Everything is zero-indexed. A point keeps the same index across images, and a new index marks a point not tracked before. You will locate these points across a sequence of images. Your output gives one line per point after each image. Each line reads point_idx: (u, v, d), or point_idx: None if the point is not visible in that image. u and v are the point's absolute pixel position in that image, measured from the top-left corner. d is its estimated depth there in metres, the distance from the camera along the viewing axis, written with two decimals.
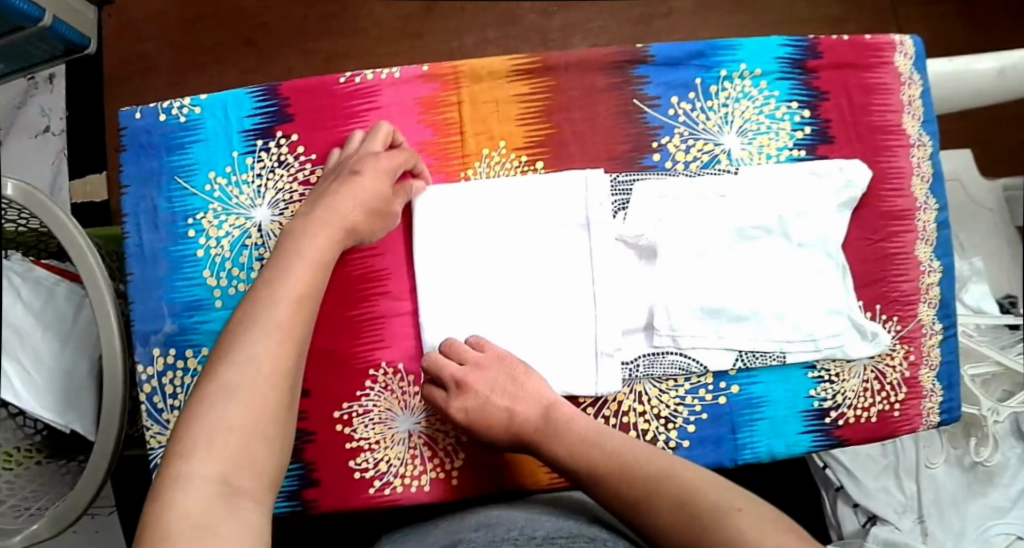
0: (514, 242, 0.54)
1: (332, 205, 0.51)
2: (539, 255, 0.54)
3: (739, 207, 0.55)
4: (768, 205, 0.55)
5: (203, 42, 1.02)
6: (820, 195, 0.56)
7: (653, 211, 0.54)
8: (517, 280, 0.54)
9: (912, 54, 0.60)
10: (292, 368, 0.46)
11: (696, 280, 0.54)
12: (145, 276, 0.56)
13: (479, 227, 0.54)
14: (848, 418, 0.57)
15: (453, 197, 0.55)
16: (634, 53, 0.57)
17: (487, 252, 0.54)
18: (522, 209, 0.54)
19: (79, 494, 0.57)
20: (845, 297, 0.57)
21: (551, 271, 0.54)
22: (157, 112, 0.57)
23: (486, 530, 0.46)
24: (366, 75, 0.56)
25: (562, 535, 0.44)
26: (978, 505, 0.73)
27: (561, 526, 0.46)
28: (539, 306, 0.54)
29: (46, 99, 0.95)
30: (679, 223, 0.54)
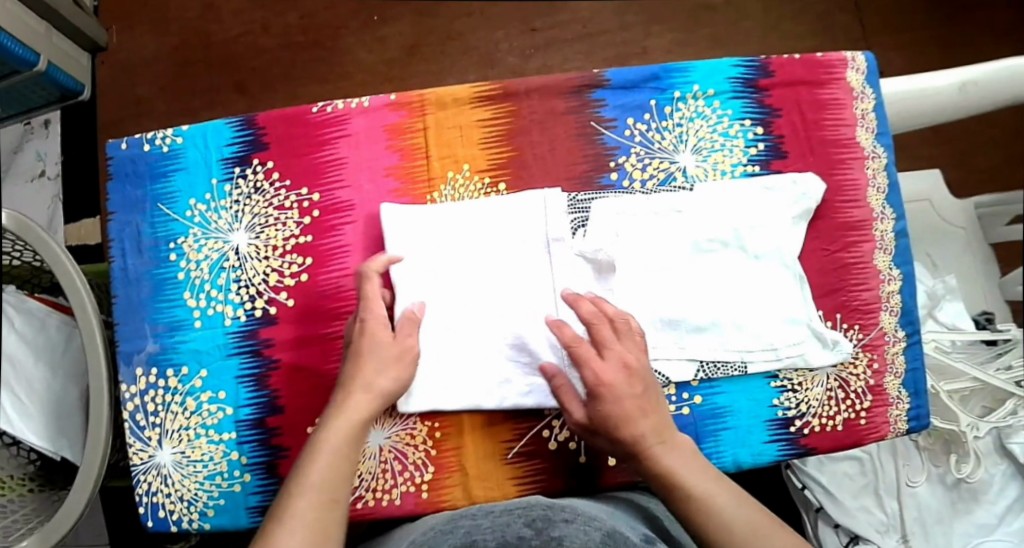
0: (478, 261, 0.56)
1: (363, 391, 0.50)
2: (502, 272, 0.56)
3: (695, 221, 0.57)
4: (723, 219, 0.57)
5: (195, 86, 1.07)
6: (775, 207, 0.58)
7: (608, 226, 0.57)
8: (474, 295, 0.56)
9: (864, 69, 0.63)
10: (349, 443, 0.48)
11: (655, 292, 0.56)
12: (129, 298, 0.59)
13: (438, 244, 0.56)
14: (814, 427, 0.58)
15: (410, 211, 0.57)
16: (590, 79, 0.60)
17: (446, 268, 0.56)
18: (485, 229, 0.56)
19: (64, 514, 0.59)
20: (805, 306, 0.58)
21: (512, 287, 0.56)
22: (141, 142, 0.61)
23: (447, 517, 0.49)
24: (337, 104, 0.60)
25: (520, 506, 0.48)
26: (963, 523, 0.73)
27: (520, 501, 0.50)
28: (503, 323, 0.55)
29: (42, 143, 1.03)
30: (637, 238, 0.57)
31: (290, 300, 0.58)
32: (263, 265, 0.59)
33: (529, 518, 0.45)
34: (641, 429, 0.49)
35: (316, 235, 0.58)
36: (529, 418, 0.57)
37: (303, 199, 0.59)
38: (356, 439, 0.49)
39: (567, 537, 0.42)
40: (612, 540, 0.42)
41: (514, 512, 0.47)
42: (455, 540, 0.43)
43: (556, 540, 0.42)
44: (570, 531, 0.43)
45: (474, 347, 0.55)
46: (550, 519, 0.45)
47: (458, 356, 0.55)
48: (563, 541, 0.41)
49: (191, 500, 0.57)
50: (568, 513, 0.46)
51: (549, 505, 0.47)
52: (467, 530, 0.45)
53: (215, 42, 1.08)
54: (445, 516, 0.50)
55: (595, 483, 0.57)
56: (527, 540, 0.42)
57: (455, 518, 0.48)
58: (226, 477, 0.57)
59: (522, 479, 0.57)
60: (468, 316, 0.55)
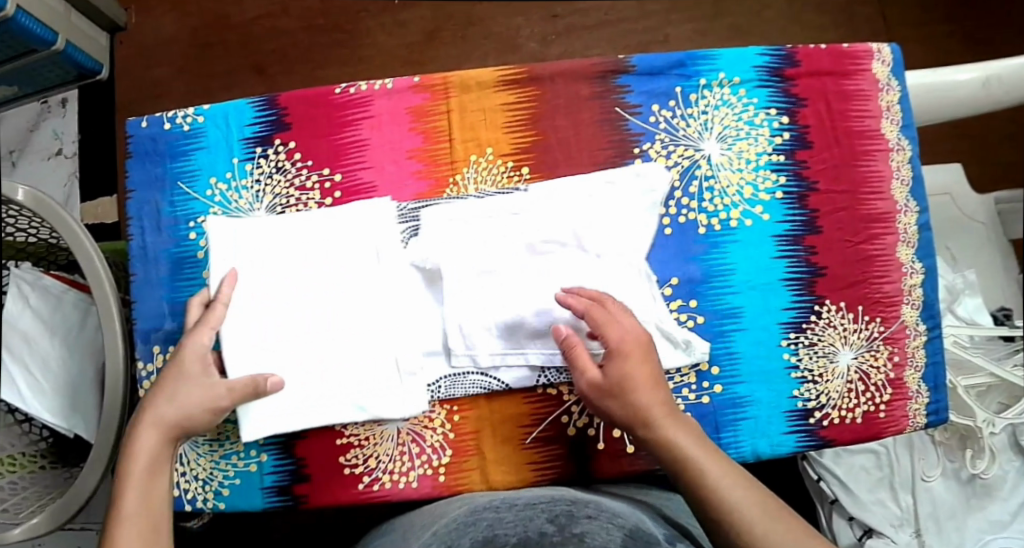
0: (476, 243, 0.55)
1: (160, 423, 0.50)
2: (535, 244, 0.55)
3: (532, 222, 0.55)
4: (563, 220, 0.55)
5: (211, 68, 1.07)
6: (623, 205, 0.56)
7: (625, 209, 0.56)
8: (487, 280, 0.55)
9: (890, 61, 0.62)
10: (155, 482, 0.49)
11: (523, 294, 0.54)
12: (148, 276, 0.60)
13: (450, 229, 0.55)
14: (833, 419, 0.58)
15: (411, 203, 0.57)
16: (615, 64, 0.59)
17: (463, 253, 0.55)
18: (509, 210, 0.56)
19: (76, 492, 0.59)
20: (653, 307, 0.55)
21: (533, 268, 0.55)
22: (162, 121, 0.61)
23: (469, 507, 0.50)
24: (360, 86, 0.59)
25: (541, 501, 0.49)
26: (975, 519, 0.73)
27: (541, 496, 0.50)
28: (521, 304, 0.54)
29: (59, 123, 1.02)
30: (470, 242, 0.55)
31: None
32: None
33: (551, 513, 0.46)
34: (644, 399, 0.49)
35: None
36: (548, 403, 0.57)
37: (324, 180, 0.58)
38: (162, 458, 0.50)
39: (588, 533, 0.42)
40: (631, 540, 0.43)
41: (538, 506, 0.47)
42: (474, 534, 0.43)
43: (579, 535, 0.42)
44: (592, 529, 0.43)
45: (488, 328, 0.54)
46: (573, 516, 0.45)
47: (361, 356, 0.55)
48: (586, 536, 0.42)
49: (206, 480, 0.57)
50: (591, 509, 0.47)
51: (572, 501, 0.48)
52: (490, 523, 0.45)
53: (232, 24, 1.08)
54: (469, 505, 0.51)
55: (611, 469, 0.57)
56: (551, 534, 0.42)
57: (477, 509, 0.48)
58: (243, 456, 0.57)
59: (539, 465, 0.56)
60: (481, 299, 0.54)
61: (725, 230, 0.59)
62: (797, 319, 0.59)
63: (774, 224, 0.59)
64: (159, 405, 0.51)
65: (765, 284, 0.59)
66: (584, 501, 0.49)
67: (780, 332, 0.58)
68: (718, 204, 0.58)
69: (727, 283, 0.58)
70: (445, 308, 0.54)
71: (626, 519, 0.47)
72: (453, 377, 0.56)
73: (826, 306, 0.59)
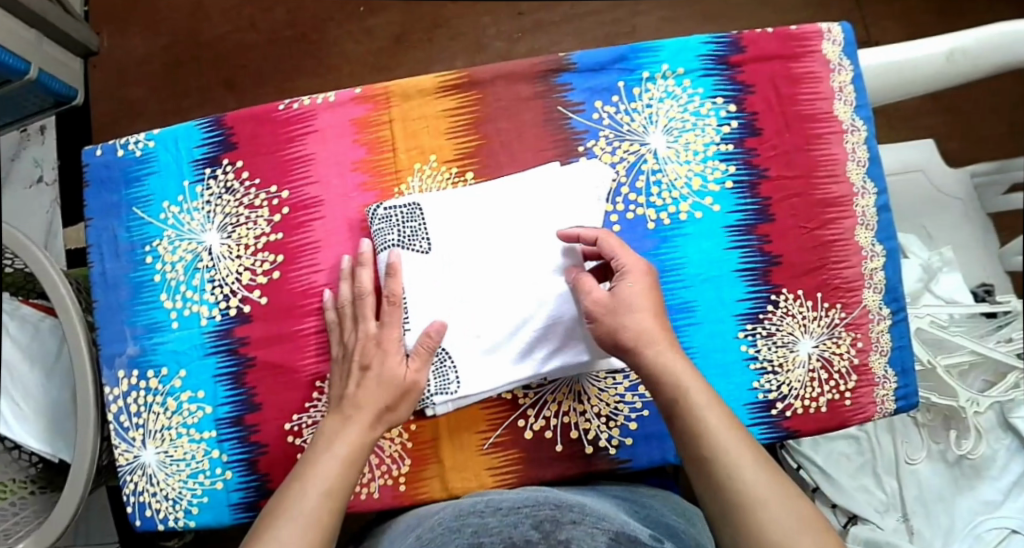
0: (456, 245, 0.55)
1: (356, 405, 0.51)
2: (526, 249, 0.55)
3: (487, 222, 0.55)
4: (504, 222, 0.55)
5: (185, 87, 1.08)
6: (573, 198, 0.55)
7: (568, 197, 0.55)
8: (480, 292, 0.54)
9: (841, 40, 0.61)
10: (341, 483, 0.47)
11: (474, 306, 0.54)
12: (109, 301, 0.61)
13: (440, 232, 0.55)
14: (796, 409, 0.57)
15: (388, 201, 0.56)
16: (556, 62, 0.58)
17: (450, 258, 0.55)
18: (482, 215, 0.55)
19: (59, 513, 0.60)
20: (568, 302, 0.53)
21: (475, 281, 0.54)
22: (115, 148, 0.61)
23: (455, 510, 0.48)
24: (303, 101, 0.59)
25: (527, 504, 0.45)
26: (966, 499, 0.70)
27: (525, 498, 0.47)
28: (467, 321, 0.54)
29: (38, 150, 1.04)
30: (458, 240, 0.55)
31: (263, 298, 0.58)
32: (236, 264, 0.59)
33: (536, 518, 0.42)
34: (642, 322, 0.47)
35: (286, 233, 0.59)
36: (504, 407, 0.57)
37: (272, 197, 0.59)
38: (364, 443, 0.50)
39: (574, 540, 0.38)
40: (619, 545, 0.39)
41: (521, 511, 0.44)
42: (461, 541, 0.40)
43: (564, 541, 0.38)
44: (577, 534, 0.39)
45: (493, 350, 0.54)
46: (557, 521, 0.41)
47: (469, 314, 0.54)
48: (572, 544, 0.38)
49: (176, 499, 0.58)
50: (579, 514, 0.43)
51: (557, 505, 0.44)
52: (474, 529, 0.42)
53: (201, 41, 1.09)
54: (455, 509, 0.48)
55: (568, 471, 0.57)
56: (535, 542, 0.38)
57: (462, 513, 0.46)
58: (209, 474, 0.58)
59: (499, 470, 0.57)
60: (477, 311, 0.54)
61: (675, 224, 0.58)
62: (754, 309, 0.58)
63: (725, 215, 0.58)
64: (352, 396, 0.51)
65: (719, 275, 0.58)
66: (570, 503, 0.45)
67: (737, 323, 0.58)
68: (666, 198, 0.58)
69: (679, 277, 0.58)
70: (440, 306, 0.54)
71: (614, 522, 0.44)
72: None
73: (784, 295, 0.58)
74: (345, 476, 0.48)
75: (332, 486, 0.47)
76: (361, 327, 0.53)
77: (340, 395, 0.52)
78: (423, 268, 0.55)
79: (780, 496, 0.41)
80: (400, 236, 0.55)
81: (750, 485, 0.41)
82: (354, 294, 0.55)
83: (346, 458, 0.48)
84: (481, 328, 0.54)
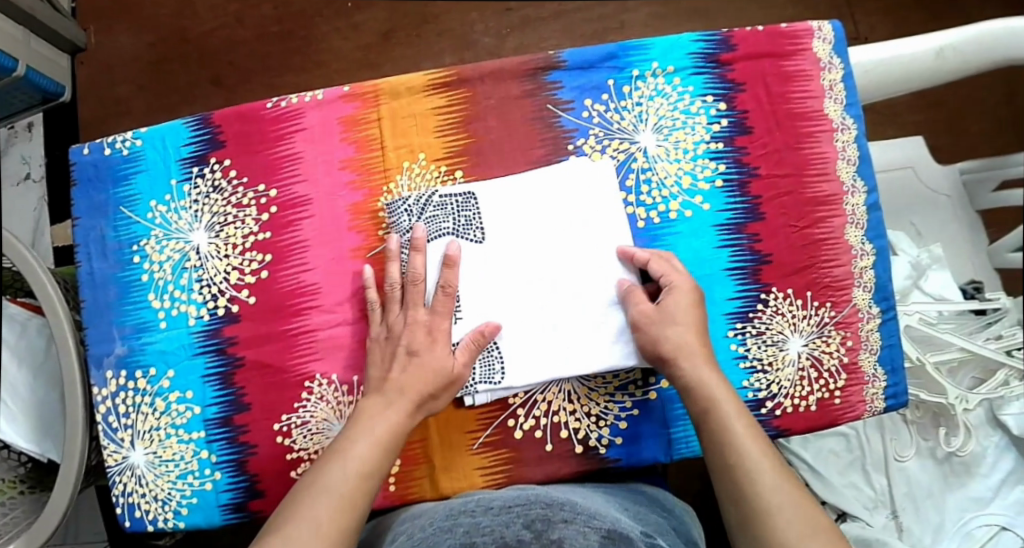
0: (514, 232, 0.55)
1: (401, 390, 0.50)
2: (578, 243, 0.55)
3: (523, 213, 0.55)
4: (522, 217, 0.55)
5: (173, 84, 1.07)
6: (584, 191, 0.55)
7: (597, 189, 0.55)
8: (529, 285, 0.55)
9: (831, 39, 0.61)
10: (379, 461, 0.48)
11: (514, 297, 0.54)
12: (97, 301, 0.60)
13: (496, 220, 0.55)
14: (786, 408, 0.57)
15: (439, 188, 0.56)
16: (545, 61, 0.58)
17: (504, 249, 0.55)
18: (534, 205, 0.55)
19: (47, 517, 0.59)
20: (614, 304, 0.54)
21: (519, 271, 0.55)
22: (102, 147, 0.61)
23: (449, 510, 0.47)
24: (291, 99, 0.59)
25: (518, 503, 0.45)
26: (956, 497, 0.71)
27: (517, 497, 0.47)
28: (512, 313, 0.54)
29: (26, 147, 1.02)
30: (519, 225, 0.55)
31: (252, 297, 0.58)
32: (224, 263, 0.59)
33: (528, 518, 0.42)
34: (677, 334, 0.50)
35: (275, 232, 0.58)
36: (494, 407, 0.57)
37: (260, 196, 0.59)
38: (402, 424, 0.50)
39: (566, 539, 0.38)
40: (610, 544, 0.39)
41: (512, 511, 0.44)
42: (453, 541, 0.40)
43: (556, 542, 0.38)
44: (569, 534, 0.39)
45: (535, 342, 0.54)
46: (549, 521, 0.41)
47: (514, 305, 0.54)
48: (564, 544, 0.38)
49: (165, 500, 0.58)
50: (572, 513, 0.43)
51: (548, 504, 0.44)
52: (467, 529, 0.42)
53: (189, 37, 1.08)
54: (445, 509, 0.48)
55: (559, 471, 0.56)
56: (527, 543, 0.37)
57: (455, 513, 0.46)
58: (198, 475, 0.58)
59: (490, 470, 0.57)
60: (527, 303, 0.54)
61: (665, 222, 0.58)
62: (743, 308, 0.58)
63: (715, 214, 0.58)
64: (395, 380, 0.51)
65: (709, 274, 0.58)
66: (562, 502, 0.45)
67: (727, 322, 0.58)
68: (656, 196, 0.58)
69: None
70: (493, 294, 0.54)
71: (605, 520, 0.43)
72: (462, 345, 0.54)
73: (774, 294, 0.58)
74: (381, 460, 0.48)
75: (368, 467, 0.47)
76: (411, 313, 0.53)
77: (381, 375, 0.52)
78: (476, 256, 0.55)
79: (797, 505, 0.43)
80: (455, 224, 0.55)
81: (773, 494, 0.44)
82: (408, 278, 0.53)
83: (384, 439, 0.49)
84: (524, 322, 0.54)
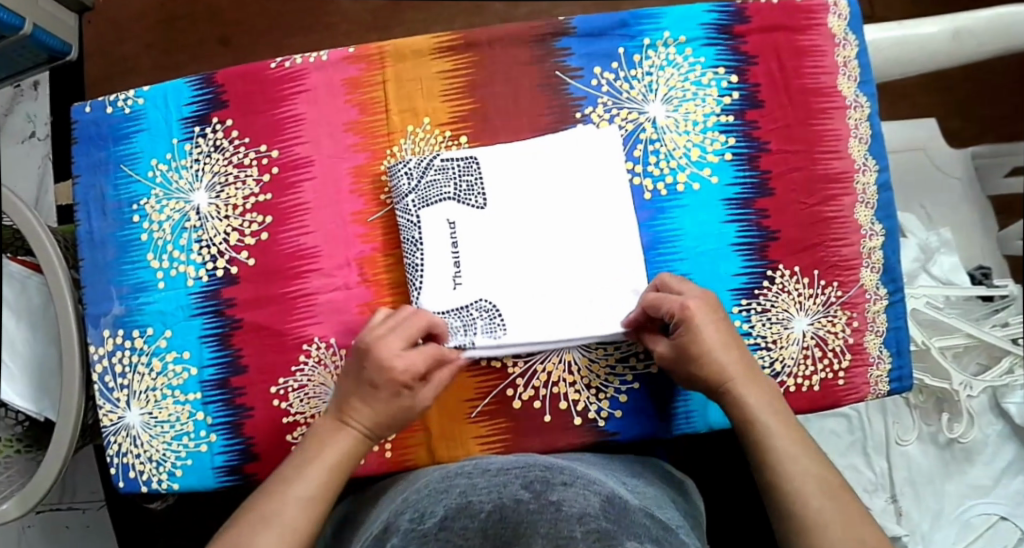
0: (510, 201, 0.54)
1: (356, 416, 0.49)
2: (584, 212, 0.54)
3: (518, 181, 0.54)
4: (522, 184, 0.54)
5: (180, 45, 1.07)
6: (588, 159, 0.54)
7: (602, 157, 0.54)
8: (534, 252, 0.54)
9: (846, 14, 0.60)
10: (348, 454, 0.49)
11: (513, 264, 0.54)
12: (96, 260, 0.60)
13: (495, 188, 0.54)
14: (789, 387, 0.57)
15: (443, 153, 0.55)
16: (555, 26, 0.57)
17: (502, 218, 0.54)
18: (535, 175, 0.54)
19: (44, 474, 0.58)
20: (620, 276, 0.53)
21: (519, 238, 0.54)
22: (103, 105, 0.60)
23: (442, 473, 0.47)
24: (295, 59, 0.58)
25: (516, 466, 0.45)
26: (955, 483, 0.71)
27: (516, 460, 0.46)
28: (512, 279, 0.53)
29: (32, 106, 0.99)
30: (518, 192, 0.54)
31: (251, 259, 0.58)
32: (223, 224, 0.58)
33: (525, 480, 0.42)
34: (723, 361, 0.49)
35: (276, 194, 0.57)
36: (493, 376, 0.56)
37: (262, 156, 0.58)
38: (354, 449, 0.49)
39: (566, 501, 0.38)
40: (611, 508, 0.39)
41: (509, 472, 0.44)
42: (448, 502, 0.40)
43: (555, 503, 0.38)
44: (569, 495, 0.39)
45: (536, 308, 0.53)
46: (548, 482, 0.41)
47: (512, 271, 0.53)
48: (564, 506, 0.38)
49: (160, 461, 0.57)
50: (572, 476, 0.43)
51: (547, 466, 0.44)
52: (462, 490, 0.42)
53: None
54: (443, 471, 0.48)
55: (557, 443, 0.56)
56: (526, 503, 0.38)
57: (450, 475, 0.46)
58: (193, 437, 0.57)
59: (487, 439, 0.56)
60: (533, 269, 0.54)
61: (672, 194, 0.57)
62: (749, 285, 0.57)
63: (723, 188, 0.57)
64: (351, 395, 0.49)
65: (716, 249, 0.57)
66: (560, 465, 0.45)
67: (732, 298, 0.57)
68: (664, 167, 0.57)
69: (675, 249, 0.57)
70: (488, 263, 0.53)
71: (604, 485, 0.44)
72: (464, 310, 0.53)
73: (780, 271, 0.57)
74: (354, 451, 0.49)
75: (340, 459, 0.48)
76: (368, 333, 0.49)
77: (342, 395, 0.50)
78: (475, 225, 0.54)
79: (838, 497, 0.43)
80: (457, 190, 0.54)
81: (817, 505, 0.43)
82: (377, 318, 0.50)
83: (336, 465, 0.48)
84: (525, 289, 0.53)
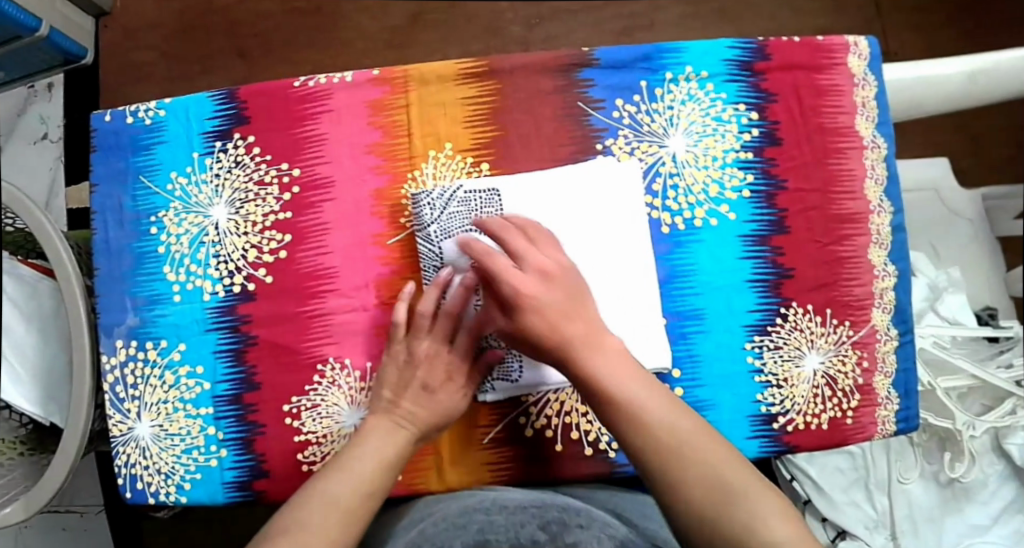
0: None
1: (411, 418, 0.51)
2: (608, 241, 0.54)
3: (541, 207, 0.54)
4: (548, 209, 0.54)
5: (195, 52, 1.07)
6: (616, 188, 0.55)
7: (621, 190, 0.55)
8: None
9: (867, 55, 0.60)
10: (398, 453, 0.49)
11: None
12: (111, 269, 0.60)
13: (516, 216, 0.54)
14: (798, 425, 0.57)
15: (466, 180, 0.55)
16: (579, 57, 0.58)
17: None
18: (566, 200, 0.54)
19: (48, 482, 0.57)
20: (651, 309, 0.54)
21: None
22: (124, 115, 0.60)
23: (463, 506, 0.47)
24: (319, 78, 0.58)
25: (533, 505, 0.45)
26: (955, 522, 0.71)
27: (531, 499, 0.47)
28: None
29: (45, 107, 1.00)
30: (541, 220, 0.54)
31: (269, 276, 0.58)
32: (242, 240, 0.58)
33: (544, 520, 0.42)
34: (569, 334, 0.44)
35: (295, 212, 0.58)
36: (506, 403, 0.56)
37: (283, 175, 0.58)
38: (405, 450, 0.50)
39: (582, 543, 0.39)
40: None
41: (527, 511, 0.44)
42: (467, 537, 0.41)
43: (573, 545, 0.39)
44: (585, 538, 0.40)
45: None
46: (565, 524, 0.42)
47: None
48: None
49: (169, 473, 0.57)
50: (586, 519, 0.43)
51: (565, 508, 0.44)
52: (480, 526, 0.42)
53: (214, 5, 1.07)
54: (461, 505, 0.48)
55: (565, 471, 0.56)
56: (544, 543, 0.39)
57: (469, 510, 0.46)
58: (203, 451, 0.57)
59: (496, 465, 0.56)
60: None
61: (689, 229, 0.57)
62: (763, 321, 0.57)
63: (740, 224, 0.58)
64: (406, 406, 0.51)
65: (730, 285, 0.57)
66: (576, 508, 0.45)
67: (745, 334, 0.57)
68: (682, 202, 0.57)
69: (690, 284, 0.57)
70: None
71: (619, 530, 0.44)
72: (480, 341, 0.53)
73: (793, 308, 0.58)
74: (403, 452, 0.50)
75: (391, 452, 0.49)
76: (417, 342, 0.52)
77: (394, 398, 0.51)
78: None
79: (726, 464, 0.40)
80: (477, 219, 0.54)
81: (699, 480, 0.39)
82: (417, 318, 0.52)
83: (389, 460, 0.48)
84: None
